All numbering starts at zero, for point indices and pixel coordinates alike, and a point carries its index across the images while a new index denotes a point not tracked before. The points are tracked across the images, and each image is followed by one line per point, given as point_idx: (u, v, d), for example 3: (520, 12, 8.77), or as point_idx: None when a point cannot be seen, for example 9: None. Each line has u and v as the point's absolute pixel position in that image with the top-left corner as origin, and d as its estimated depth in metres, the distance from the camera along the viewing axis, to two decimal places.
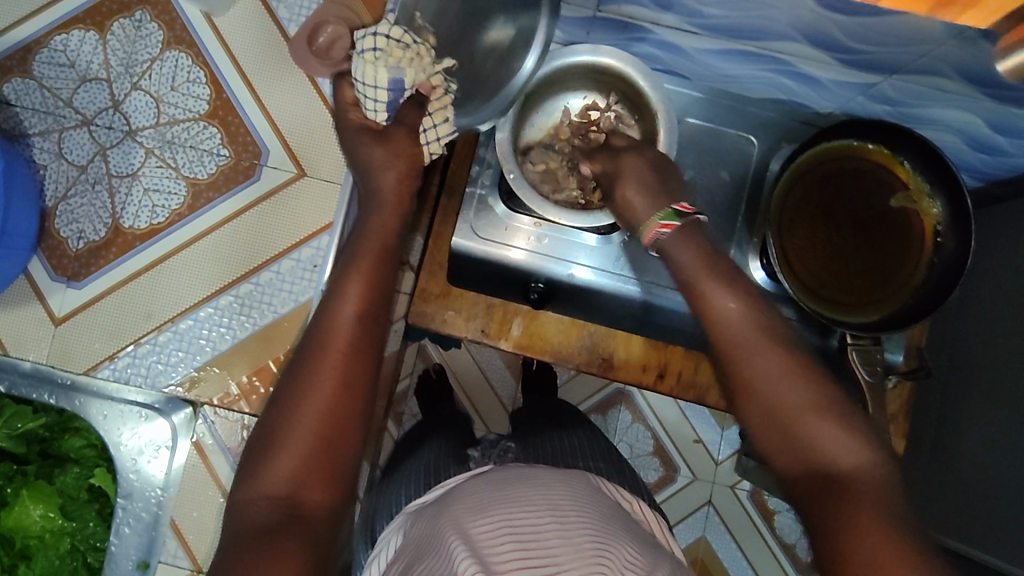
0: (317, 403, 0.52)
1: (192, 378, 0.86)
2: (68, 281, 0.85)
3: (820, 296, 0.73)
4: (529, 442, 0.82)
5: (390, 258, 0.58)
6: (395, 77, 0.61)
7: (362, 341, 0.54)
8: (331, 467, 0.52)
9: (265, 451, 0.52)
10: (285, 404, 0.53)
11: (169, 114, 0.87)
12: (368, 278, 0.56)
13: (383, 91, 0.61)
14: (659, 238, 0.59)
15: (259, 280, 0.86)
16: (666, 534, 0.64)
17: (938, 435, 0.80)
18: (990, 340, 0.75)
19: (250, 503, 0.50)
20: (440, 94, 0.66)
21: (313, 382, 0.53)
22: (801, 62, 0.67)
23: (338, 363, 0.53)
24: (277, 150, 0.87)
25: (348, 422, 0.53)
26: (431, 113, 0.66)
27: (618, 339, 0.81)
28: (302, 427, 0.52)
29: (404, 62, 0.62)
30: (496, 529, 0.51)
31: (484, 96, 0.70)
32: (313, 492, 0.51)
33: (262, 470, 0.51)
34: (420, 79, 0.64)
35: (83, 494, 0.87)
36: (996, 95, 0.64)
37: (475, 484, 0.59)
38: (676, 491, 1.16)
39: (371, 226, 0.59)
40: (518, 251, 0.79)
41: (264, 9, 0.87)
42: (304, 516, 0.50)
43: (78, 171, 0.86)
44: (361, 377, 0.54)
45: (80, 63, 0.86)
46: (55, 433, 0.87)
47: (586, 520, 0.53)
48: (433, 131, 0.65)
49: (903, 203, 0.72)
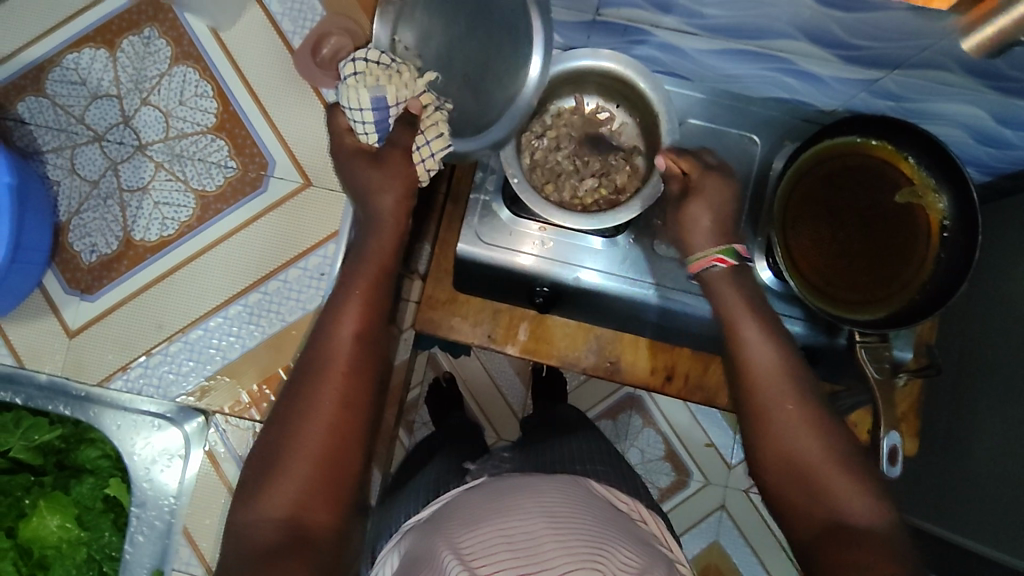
0: (317, 425, 0.53)
1: (202, 388, 0.87)
2: (82, 294, 0.87)
3: (827, 294, 0.72)
4: (530, 451, 0.81)
5: (386, 279, 0.59)
6: (376, 95, 0.61)
7: (360, 364, 0.55)
8: (334, 487, 0.53)
9: (266, 474, 0.52)
10: (284, 425, 0.54)
11: (178, 128, 0.88)
12: (364, 301, 0.57)
13: (368, 112, 0.61)
14: (711, 270, 0.62)
15: (267, 289, 0.88)
16: (663, 530, 0.63)
17: (952, 434, 0.79)
18: (1002, 336, 0.74)
19: (251, 527, 0.51)
20: (431, 112, 0.65)
21: (315, 403, 0.54)
22: (802, 59, 0.67)
23: (338, 385, 0.54)
24: (283, 160, 0.89)
25: (349, 437, 0.54)
26: (424, 131, 0.65)
27: (625, 343, 0.83)
28: (302, 450, 0.52)
29: (382, 80, 0.61)
30: (488, 538, 0.51)
31: (495, 115, 0.69)
32: (316, 512, 0.52)
33: (262, 492, 0.52)
34: (405, 96, 0.62)
35: (99, 504, 0.87)
36: (1000, 87, 0.63)
37: (472, 497, 0.59)
38: (689, 496, 1.16)
39: (370, 247, 0.60)
40: (528, 257, 0.78)
41: (269, 23, 0.88)
42: (310, 537, 0.51)
43: (91, 187, 0.88)
44: (362, 398, 0.55)
45: (91, 80, 0.88)
46: (71, 444, 0.88)
47: (590, 525, 0.53)
48: (426, 149, 0.65)
49: (908, 199, 0.72)
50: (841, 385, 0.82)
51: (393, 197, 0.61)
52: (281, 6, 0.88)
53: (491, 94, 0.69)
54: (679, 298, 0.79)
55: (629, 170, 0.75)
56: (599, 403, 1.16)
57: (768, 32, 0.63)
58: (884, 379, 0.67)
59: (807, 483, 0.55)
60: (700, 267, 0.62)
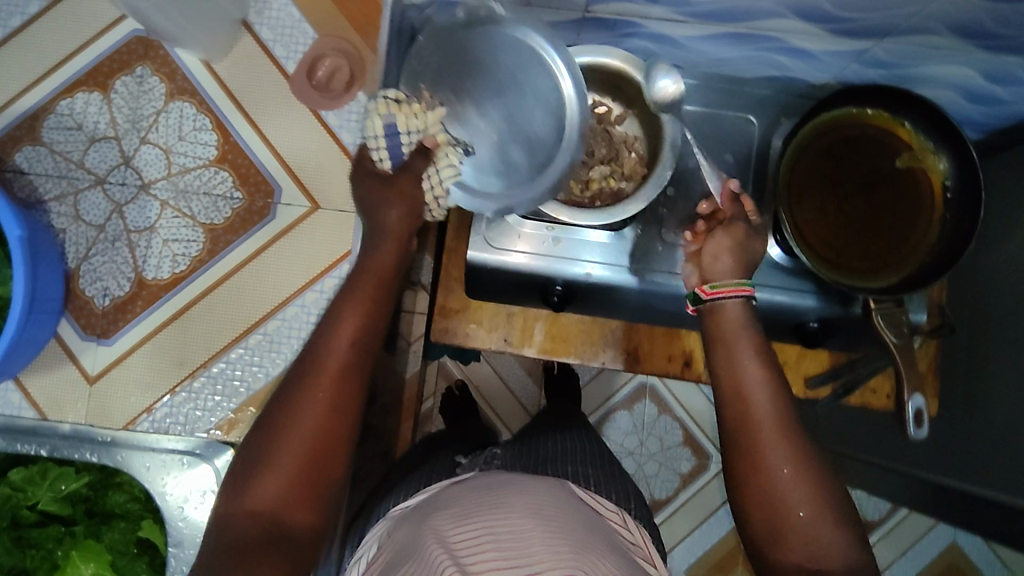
0: (303, 428, 0.53)
1: (229, 421, 0.86)
2: (99, 339, 0.87)
3: (837, 266, 0.73)
4: (518, 445, 0.78)
5: (384, 290, 0.59)
6: (388, 123, 0.59)
7: (353, 370, 0.55)
8: (315, 489, 0.53)
9: (252, 470, 0.53)
10: (273, 423, 0.54)
11: (180, 163, 0.88)
12: (363, 308, 0.57)
13: (382, 139, 0.60)
14: (730, 300, 0.60)
15: (285, 315, 0.87)
16: (645, 538, 0.61)
17: (967, 391, 0.80)
18: (1010, 291, 0.75)
19: (231, 517, 0.52)
20: (447, 148, 0.60)
21: (299, 401, 0.54)
22: (792, 37, 0.68)
23: (328, 389, 0.54)
24: (289, 186, 0.88)
25: (331, 437, 0.54)
26: (436, 164, 0.60)
27: (640, 332, 0.84)
28: (289, 451, 0.53)
29: (398, 107, 0.59)
30: (477, 540, 0.49)
31: (521, 175, 0.59)
32: (297, 513, 0.53)
33: (247, 485, 0.52)
34: (419, 125, 0.59)
35: (133, 548, 0.85)
36: (989, 46, 0.64)
37: (457, 493, 0.58)
38: (710, 478, 1.16)
39: (368, 260, 0.59)
40: (519, 256, 0.78)
41: (261, 50, 0.88)
42: (285, 532, 0.52)
43: (97, 231, 0.87)
44: (351, 404, 0.55)
45: (87, 124, 0.88)
46: (97, 492, 0.86)
47: (569, 530, 0.52)
48: (436, 178, 0.60)
49: (909, 163, 0.73)
50: (858, 354, 0.82)
51: (398, 212, 0.60)
52: (270, 32, 0.88)
53: (522, 153, 0.59)
54: (665, 280, 0.79)
55: (633, 157, 0.76)
56: (599, 407, 1.16)
57: (759, 14, 0.63)
58: (903, 344, 0.68)
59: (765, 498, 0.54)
60: (715, 298, 0.60)
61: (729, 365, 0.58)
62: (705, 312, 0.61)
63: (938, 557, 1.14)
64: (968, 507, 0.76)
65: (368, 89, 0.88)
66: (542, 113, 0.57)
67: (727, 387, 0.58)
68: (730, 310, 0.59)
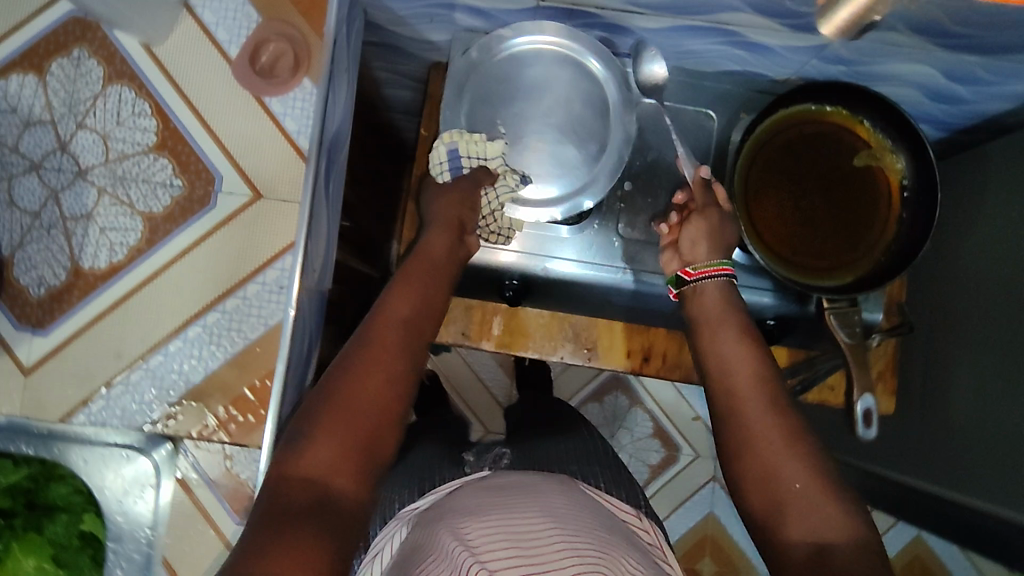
0: (361, 388, 0.49)
1: (168, 414, 0.86)
2: (34, 329, 0.86)
3: (790, 262, 0.72)
4: (525, 450, 0.75)
5: (438, 278, 0.60)
6: (450, 149, 0.67)
7: (409, 342, 0.53)
8: (366, 458, 0.47)
9: (301, 434, 0.47)
10: (328, 389, 0.49)
11: (117, 149, 0.86)
12: (417, 288, 0.57)
13: (445, 164, 0.68)
14: (707, 280, 0.65)
15: (225, 308, 0.85)
16: (661, 538, 0.57)
17: (925, 394, 0.79)
18: (968, 290, 0.74)
19: (278, 484, 0.44)
20: (506, 175, 0.68)
21: (361, 370, 0.50)
22: (750, 31, 0.66)
23: (386, 353, 0.51)
24: (231, 175, 0.87)
25: (393, 404, 0.50)
26: (494, 187, 0.68)
27: (600, 328, 0.84)
28: (343, 412, 0.48)
29: (461, 137, 0.68)
30: (491, 530, 0.46)
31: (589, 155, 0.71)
32: (347, 481, 0.45)
33: (298, 449, 0.46)
34: (477, 149, 0.68)
35: (75, 541, 0.89)
36: (949, 44, 0.62)
37: (472, 491, 0.54)
38: (681, 469, 1.16)
39: (424, 245, 0.63)
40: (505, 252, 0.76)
41: (203, 33, 0.86)
42: (334, 501, 0.44)
43: (32, 218, 0.86)
44: (407, 375, 0.51)
45: (23, 107, 0.86)
46: (40, 483, 0.87)
47: (583, 522, 0.49)
48: (492, 194, 0.68)
49: (866, 162, 0.72)
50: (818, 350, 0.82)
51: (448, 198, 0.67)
52: (213, 14, 0.85)
53: (575, 140, 0.71)
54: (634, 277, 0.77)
55: None
56: (583, 388, 1.15)
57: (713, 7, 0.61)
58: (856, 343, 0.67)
59: (772, 502, 0.49)
60: (698, 278, 0.65)
61: (715, 357, 0.59)
62: (689, 296, 0.66)
63: (904, 550, 1.14)
64: (923, 506, 0.76)
65: (314, 75, 0.86)
66: (585, 104, 0.71)
67: (715, 376, 0.58)
68: (710, 290, 0.64)
